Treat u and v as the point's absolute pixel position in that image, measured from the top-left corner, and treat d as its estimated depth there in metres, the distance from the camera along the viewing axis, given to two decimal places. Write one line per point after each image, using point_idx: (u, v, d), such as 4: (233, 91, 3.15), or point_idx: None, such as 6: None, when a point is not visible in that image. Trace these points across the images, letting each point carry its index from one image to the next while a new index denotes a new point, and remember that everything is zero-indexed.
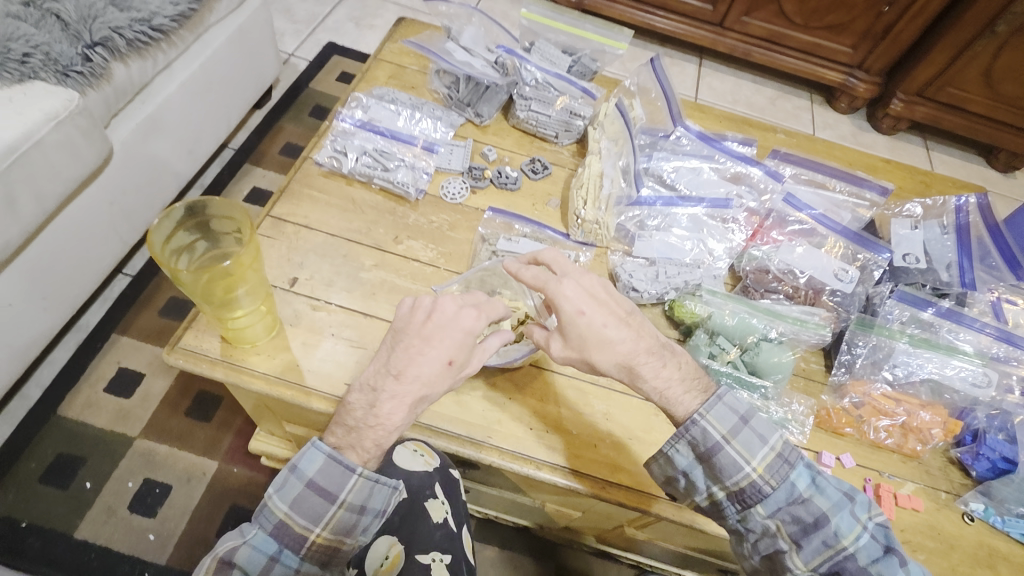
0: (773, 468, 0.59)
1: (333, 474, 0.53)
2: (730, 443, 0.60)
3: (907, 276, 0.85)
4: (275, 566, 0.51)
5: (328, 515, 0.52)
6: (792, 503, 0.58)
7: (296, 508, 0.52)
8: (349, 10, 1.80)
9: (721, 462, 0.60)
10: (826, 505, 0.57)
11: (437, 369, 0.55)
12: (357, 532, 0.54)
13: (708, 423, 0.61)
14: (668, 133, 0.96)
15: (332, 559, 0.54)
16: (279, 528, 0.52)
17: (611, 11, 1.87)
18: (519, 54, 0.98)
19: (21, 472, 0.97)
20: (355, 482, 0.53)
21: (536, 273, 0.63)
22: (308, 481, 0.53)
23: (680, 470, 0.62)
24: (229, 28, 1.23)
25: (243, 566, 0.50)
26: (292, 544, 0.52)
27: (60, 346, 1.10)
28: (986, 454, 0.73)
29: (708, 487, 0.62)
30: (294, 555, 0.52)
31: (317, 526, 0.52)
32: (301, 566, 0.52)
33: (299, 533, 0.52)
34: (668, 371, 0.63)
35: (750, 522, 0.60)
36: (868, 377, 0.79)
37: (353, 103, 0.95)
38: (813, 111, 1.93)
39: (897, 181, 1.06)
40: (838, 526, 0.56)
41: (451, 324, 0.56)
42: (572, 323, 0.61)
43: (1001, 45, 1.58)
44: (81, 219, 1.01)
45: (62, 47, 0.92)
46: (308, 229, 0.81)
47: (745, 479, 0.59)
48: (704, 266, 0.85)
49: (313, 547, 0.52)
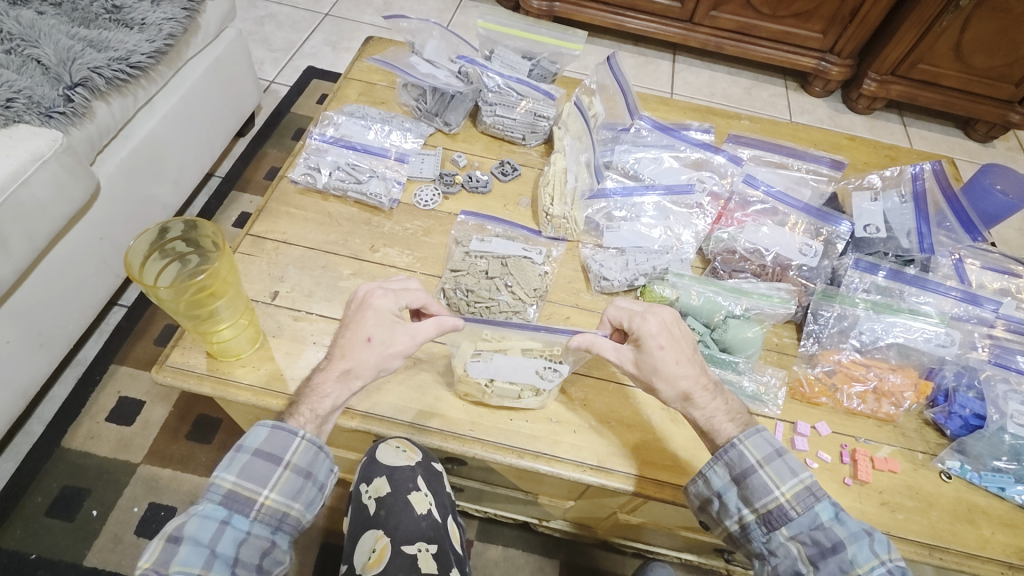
0: (802, 496, 0.59)
1: (278, 439, 0.58)
2: (764, 468, 0.60)
3: (870, 246, 0.88)
4: (226, 529, 0.54)
5: (276, 474, 0.57)
6: (814, 528, 0.58)
7: (243, 476, 0.56)
8: (325, 35, 1.85)
9: (753, 484, 0.60)
10: (845, 534, 0.57)
11: (358, 347, 0.63)
12: (305, 497, 0.58)
13: (746, 447, 0.61)
14: (628, 127, 1.00)
15: (282, 525, 0.57)
16: (227, 496, 0.55)
17: (582, 16, 1.90)
18: (480, 62, 1.02)
19: (28, 505, 1.00)
20: (299, 445, 0.59)
21: (625, 307, 0.69)
22: (253, 451, 0.58)
23: (715, 491, 0.62)
24: (206, 60, 1.27)
25: (193, 535, 0.52)
26: (241, 508, 0.55)
27: (60, 381, 1.14)
28: (958, 412, 0.75)
29: (738, 511, 0.61)
30: (244, 519, 0.55)
31: (266, 488, 0.56)
32: (252, 530, 0.55)
33: (247, 497, 0.55)
34: (717, 405, 0.65)
35: (773, 544, 0.59)
36: (836, 346, 0.81)
37: (325, 121, 0.98)
38: (789, 98, 1.96)
39: (861, 157, 1.09)
40: (854, 555, 0.56)
41: (368, 307, 0.65)
42: (650, 351, 0.65)
43: (966, 19, 1.60)
44: (73, 255, 1.05)
45: (44, 91, 0.96)
46: (286, 244, 0.85)
47: (773, 502, 0.59)
48: (673, 252, 0.89)
49: (263, 509, 0.56)
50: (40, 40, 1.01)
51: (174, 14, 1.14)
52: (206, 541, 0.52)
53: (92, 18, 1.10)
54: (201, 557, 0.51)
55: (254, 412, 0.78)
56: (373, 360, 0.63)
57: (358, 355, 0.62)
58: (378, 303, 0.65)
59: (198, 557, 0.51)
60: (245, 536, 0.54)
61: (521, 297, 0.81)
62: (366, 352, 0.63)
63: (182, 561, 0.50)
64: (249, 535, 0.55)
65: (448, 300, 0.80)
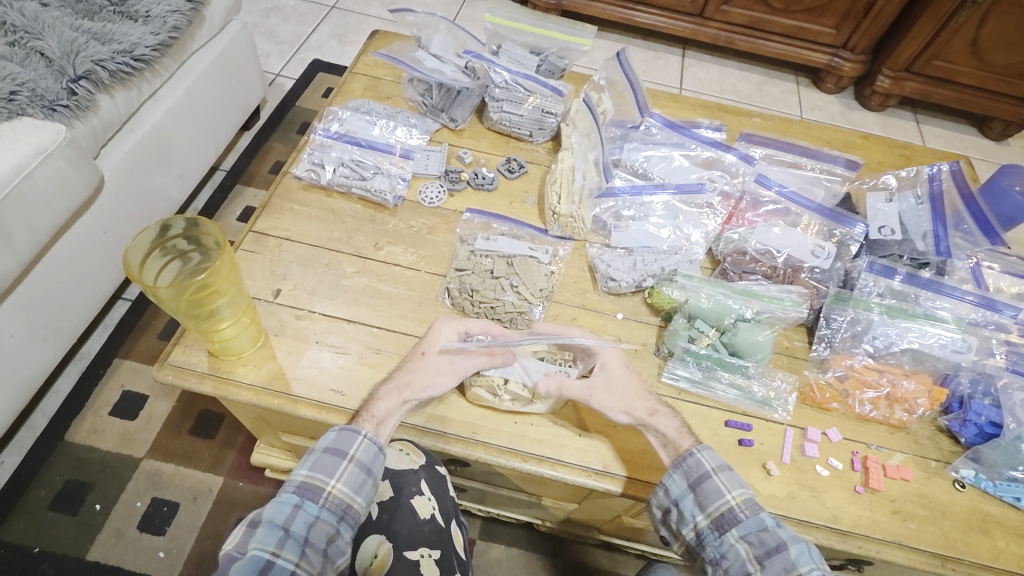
0: (750, 503, 0.61)
1: (345, 437, 0.62)
2: (717, 474, 0.62)
3: (883, 248, 0.87)
4: (298, 512, 0.56)
5: (342, 466, 0.59)
6: (761, 530, 0.59)
7: (314, 468, 0.59)
8: (331, 28, 1.84)
9: (706, 489, 0.62)
10: (787, 536, 0.58)
11: (413, 361, 0.68)
12: (366, 492, 0.60)
13: (702, 455, 0.63)
14: (637, 124, 0.97)
15: (346, 516, 0.58)
16: (300, 486, 0.58)
17: (590, 10, 1.88)
18: (487, 57, 1.00)
19: (31, 499, 0.99)
20: (362, 443, 0.62)
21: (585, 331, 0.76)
22: (323, 449, 0.61)
23: (673, 498, 0.64)
24: (211, 53, 1.26)
25: (270, 518, 0.55)
26: (312, 496, 0.57)
27: (65, 375, 1.13)
28: (973, 419, 0.73)
29: (692, 517, 0.62)
30: (314, 505, 0.57)
31: (332, 478, 0.59)
32: (320, 515, 0.57)
33: (316, 486, 0.58)
34: None
35: (723, 546, 0.60)
36: (849, 350, 0.79)
37: (330, 117, 0.97)
38: (800, 94, 1.93)
39: (875, 156, 1.06)
40: (797, 556, 0.56)
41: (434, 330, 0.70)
42: (616, 368, 0.71)
43: (983, 15, 1.56)
44: (76, 249, 1.04)
45: (47, 83, 0.95)
46: (289, 241, 0.84)
47: (725, 505, 0.60)
48: (682, 252, 0.87)
49: (330, 498, 0.58)
50: (44, 32, 1.00)
51: (179, 6, 1.13)
52: (281, 523, 0.55)
53: (96, 10, 1.09)
54: (275, 537, 0.53)
55: (257, 411, 0.77)
56: (423, 374, 0.67)
57: (412, 368, 0.67)
58: (442, 328, 0.70)
59: (272, 536, 0.53)
60: (314, 521, 0.56)
61: (526, 297, 0.79)
62: (419, 365, 0.68)
63: (259, 539, 0.53)
64: (318, 520, 0.56)
65: (453, 299, 0.79)
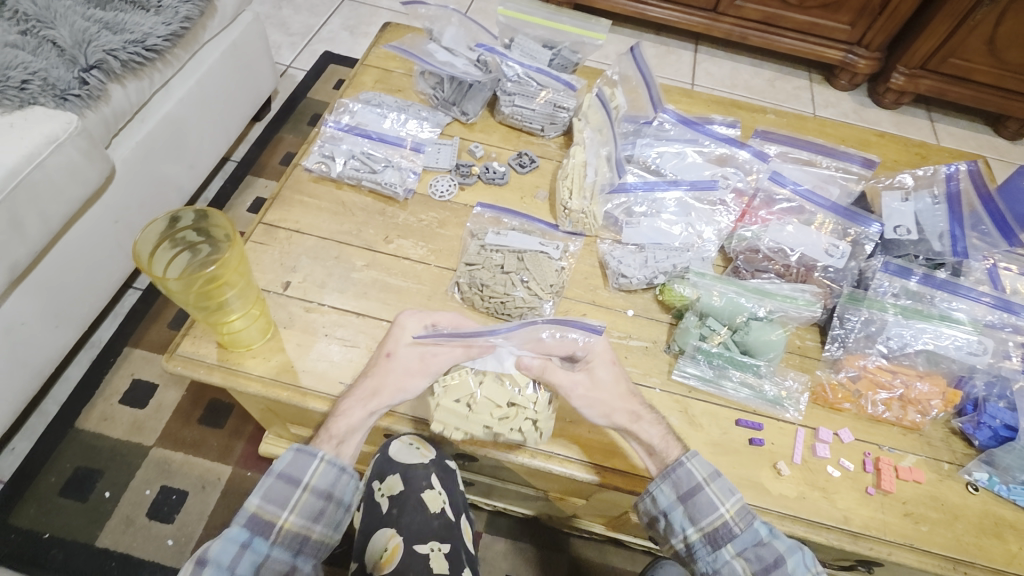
0: (743, 513, 0.60)
1: (299, 462, 0.58)
2: (709, 485, 0.61)
3: (899, 248, 0.85)
4: (245, 553, 0.54)
5: (295, 496, 0.57)
6: (757, 544, 0.58)
7: (265, 499, 0.56)
8: (342, 19, 1.83)
9: (699, 501, 0.60)
10: (783, 547, 0.57)
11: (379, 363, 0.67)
12: (326, 518, 0.58)
13: (693, 465, 0.62)
14: (650, 120, 0.97)
15: (303, 548, 0.57)
16: (250, 519, 0.55)
17: (603, 4, 1.87)
18: (500, 51, 1.00)
19: (42, 485, 1.00)
20: (318, 467, 0.59)
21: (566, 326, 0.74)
22: (277, 475, 0.58)
23: (661, 509, 0.62)
24: (222, 44, 1.26)
25: (216, 558, 0.52)
26: (262, 530, 0.55)
27: (75, 362, 1.14)
28: (987, 422, 0.72)
29: (683, 529, 0.61)
30: (264, 542, 0.55)
31: (285, 510, 0.56)
32: (271, 552, 0.55)
33: (266, 520, 0.55)
34: None
35: (718, 561, 0.59)
36: (862, 350, 0.79)
37: (340, 109, 0.97)
38: (813, 91, 1.91)
39: (891, 155, 1.05)
40: (794, 568, 0.56)
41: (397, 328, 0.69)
42: (602, 368, 0.69)
43: (1001, 12, 1.54)
44: (87, 238, 1.04)
45: (59, 73, 0.95)
46: (299, 233, 0.84)
47: (718, 519, 0.60)
48: (693, 249, 0.86)
49: (282, 532, 0.55)
50: (56, 21, 1.00)
51: None
52: (227, 565, 0.52)
53: None
54: None
55: (266, 402, 0.77)
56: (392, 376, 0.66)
57: (379, 371, 0.66)
58: (408, 324, 0.69)
59: None
60: (263, 560, 0.54)
61: (537, 293, 0.79)
62: (386, 367, 0.66)
63: None
64: (268, 559, 0.55)
65: (464, 294, 0.78)
